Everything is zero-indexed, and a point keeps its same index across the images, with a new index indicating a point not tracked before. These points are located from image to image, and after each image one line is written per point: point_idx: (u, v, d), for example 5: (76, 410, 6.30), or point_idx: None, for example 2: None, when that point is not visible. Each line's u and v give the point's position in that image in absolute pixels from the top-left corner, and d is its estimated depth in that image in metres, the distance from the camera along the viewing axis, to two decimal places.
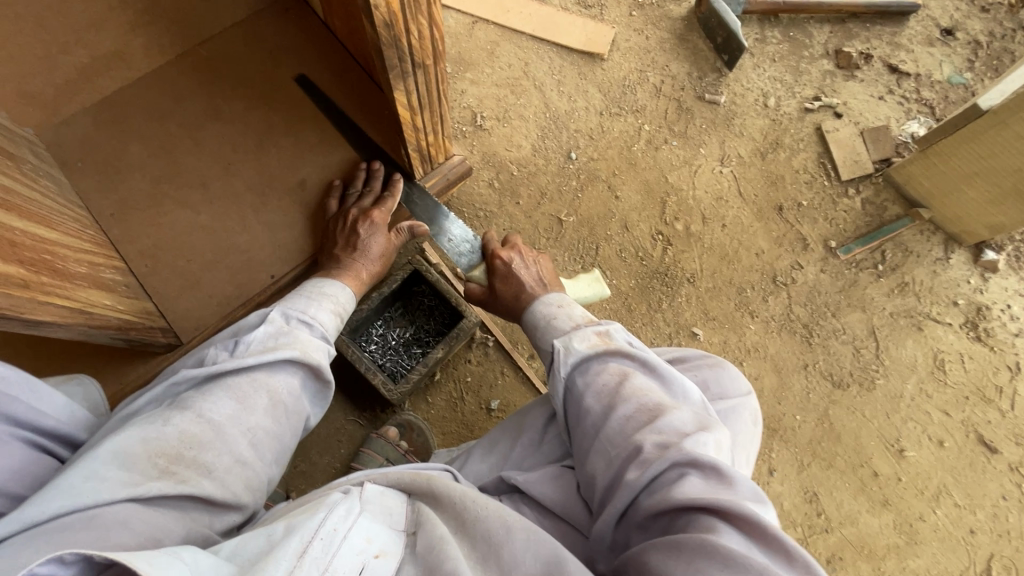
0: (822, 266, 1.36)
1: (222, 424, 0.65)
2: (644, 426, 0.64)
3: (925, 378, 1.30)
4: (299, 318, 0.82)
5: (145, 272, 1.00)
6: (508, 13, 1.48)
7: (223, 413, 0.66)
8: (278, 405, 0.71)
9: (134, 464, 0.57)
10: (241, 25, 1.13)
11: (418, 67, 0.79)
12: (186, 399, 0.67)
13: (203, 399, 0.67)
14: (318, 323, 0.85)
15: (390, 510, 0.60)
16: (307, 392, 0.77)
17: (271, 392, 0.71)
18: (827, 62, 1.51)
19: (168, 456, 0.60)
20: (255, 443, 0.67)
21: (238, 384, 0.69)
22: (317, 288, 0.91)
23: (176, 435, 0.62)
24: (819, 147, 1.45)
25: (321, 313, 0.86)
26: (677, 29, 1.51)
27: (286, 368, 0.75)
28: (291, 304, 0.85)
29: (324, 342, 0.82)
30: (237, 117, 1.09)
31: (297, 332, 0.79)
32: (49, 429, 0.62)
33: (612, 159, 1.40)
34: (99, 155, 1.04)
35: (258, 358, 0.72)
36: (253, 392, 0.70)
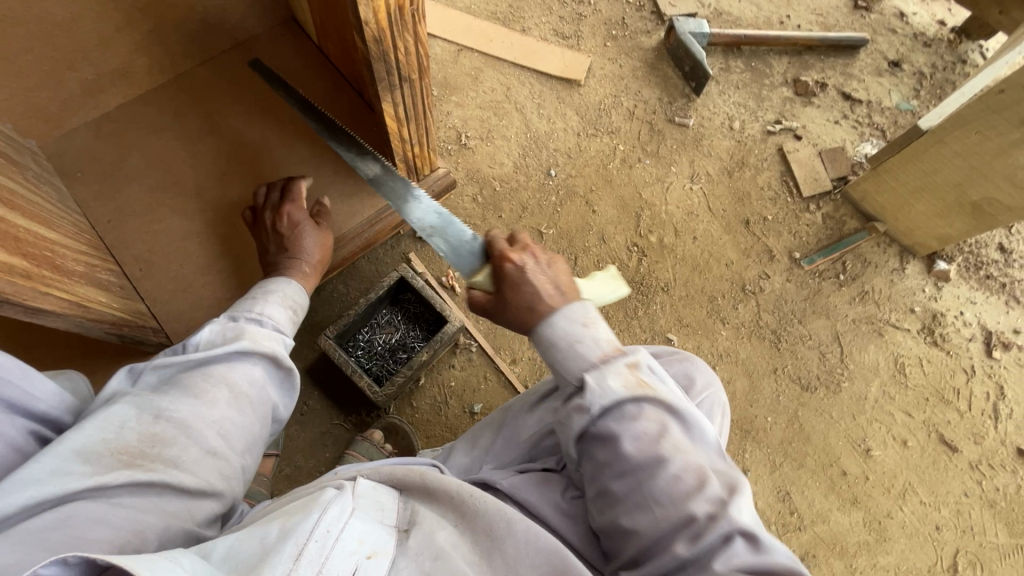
0: (788, 276, 1.44)
1: (184, 418, 0.67)
2: (693, 490, 0.60)
3: (887, 380, 1.37)
4: (248, 316, 0.83)
5: (139, 276, 1.04)
6: (491, 42, 1.58)
7: (184, 408, 0.68)
8: (240, 396, 0.74)
9: (98, 460, 0.59)
10: (238, 48, 1.22)
11: (404, 81, 0.86)
12: (147, 398, 0.68)
13: (162, 396, 0.68)
14: (268, 319, 0.85)
15: (382, 508, 0.64)
16: (270, 383, 0.80)
17: (232, 384, 0.73)
18: (786, 89, 1.64)
19: (133, 451, 0.62)
20: (221, 433, 0.70)
21: (196, 380, 0.71)
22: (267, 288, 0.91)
23: (136, 432, 0.63)
24: (782, 166, 1.55)
25: (270, 308, 0.87)
26: (648, 58, 1.63)
27: (242, 361, 0.77)
28: (240, 306, 0.85)
29: (278, 335, 0.85)
30: (232, 132, 1.15)
31: (247, 328, 0.80)
32: (37, 413, 0.64)
33: (590, 177, 1.49)
34: (97, 165, 1.09)
35: (209, 354, 0.74)
36: (212, 386, 0.72)
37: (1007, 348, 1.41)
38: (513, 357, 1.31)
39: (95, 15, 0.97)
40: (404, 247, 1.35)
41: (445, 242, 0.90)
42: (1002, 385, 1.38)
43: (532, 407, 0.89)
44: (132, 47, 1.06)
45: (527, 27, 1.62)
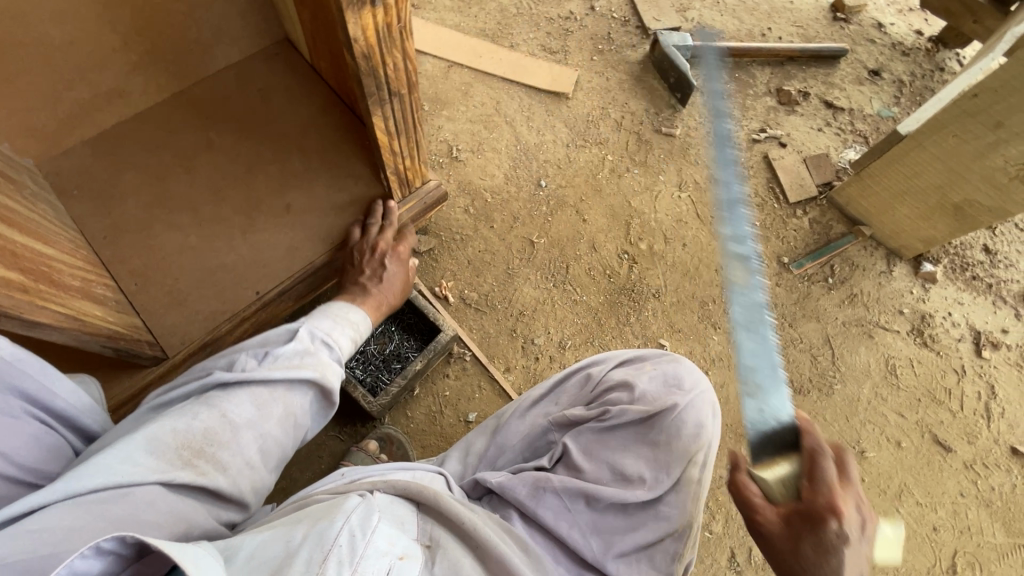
0: (777, 280, 1.46)
1: (241, 428, 0.71)
2: None
3: (879, 382, 1.38)
4: (322, 340, 0.87)
5: (134, 290, 1.04)
6: (481, 58, 1.62)
7: (244, 418, 0.72)
8: (291, 418, 0.77)
9: (161, 454, 0.64)
10: (233, 68, 1.24)
11: (394, 96, 0.88)
12: (214, 399, 0.73)
13: (228, 399, 0.73)
14: (336, 345, 0.89)
15: (401, 520, 0.66)
16: (316, 410, 0.83)
17: (288, 406, 0.77)
18: (770, 99, 1.67)
19: (192, 449, 0.67)
20: (265, 449, 0.74)
21: (261, 393, 0.75)
22: (337, 310, 0.95)
23: (200, 431, 0.68)
24: (767, 173, 1.58)
25: (341, 336, 0.91)
26: (634, 71, 1.67)
27: (305, 385, 0.80)
28: (318, 324, 0.89)
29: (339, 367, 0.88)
30: (227, 149, 1.17)
31: (319, 355, 0.84)
32: (55, 408, 0.68)
33: (579, 187, 1.51)
34: (94, 182, 1.11)
35: (282, 373, 0.77)
36: (273, 404, 0.75)
37: (996, 348, 1.42)
38: (507, 366, 1.32)
39: (93, 37, 0.99)
40: None
41: (772, 428, 0.68)
42: (993, 384, 1.39)
43: (526, 412, 0.95)
44: (129, 68, 1.09)
45: (515, 43, 1.66)
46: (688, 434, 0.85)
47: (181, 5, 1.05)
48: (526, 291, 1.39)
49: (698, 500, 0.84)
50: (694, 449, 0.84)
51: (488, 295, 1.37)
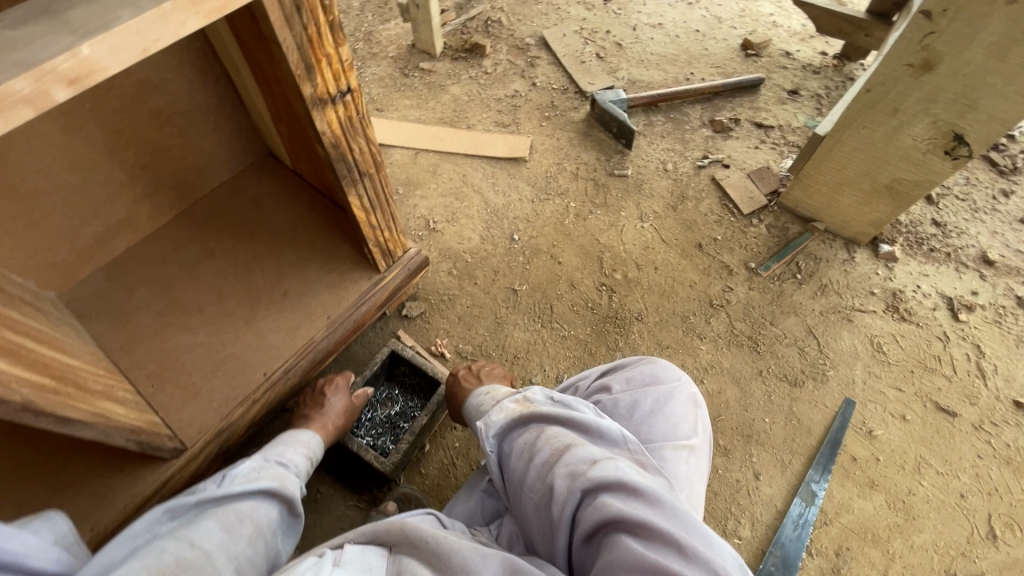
0: (749, 285, 1.55)
1: (211, 550, 0.74)
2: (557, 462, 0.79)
3: (869, 361, 1.43)
4: (276, 459, 1.00)
5: (151, 392, 1.13)
6: (442, 140, 1.82)
7: (213, 541, 0.75)
8: (259, 531, 0.83)
9: None
10: (226, 183, 1.41)
11: (364, 176, 1.03)
12: (177, 533, 0.75)
13: (194, 530, 0.77)
14: (291, 464, 1.01)
15: (367, 565, 0.69)
16: (281, 526, 0.89)
17: (253, 519, 0.84)
18: (706, 130, 1.86)
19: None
20: (239, 569, 0.76)
21: (225, 513, 0.82)
22: (290, 435, 1.08)
23: (171, 560, 0.69)
24: (718, 193, 1.72)
25: (295, 454, 1.03)
26: (580, 128, 1.86)
27: (265, 498, 0.89)
28: (275, 450, 1.02)
29: (297, 479, 0.99)
30: (225, 254, 1.31)
31: (274, 470, 0.96)
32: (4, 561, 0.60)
33: (550, 235, 1.64)
34: (109, 303, 1.22)
35: (242, 488, 0.88)
36: (239, 521, 0.82)
37: (972, 310, 1.48)
38: None
39: (104, 177, 1.15)
40: (394, 326, 1.47)
41: None
42: (978, 344, 1.44)
43: None
44: (135, 198, 1.24)
45: (471, 123, 1.87)
46: (659, 432, 0.90)
47: (178, 138, 1.23)
48: (518, 335, 1.47)
49: (685, 491, 0.86)
50: (667, 446, 0.89)
51: (481, 345, 1.45)
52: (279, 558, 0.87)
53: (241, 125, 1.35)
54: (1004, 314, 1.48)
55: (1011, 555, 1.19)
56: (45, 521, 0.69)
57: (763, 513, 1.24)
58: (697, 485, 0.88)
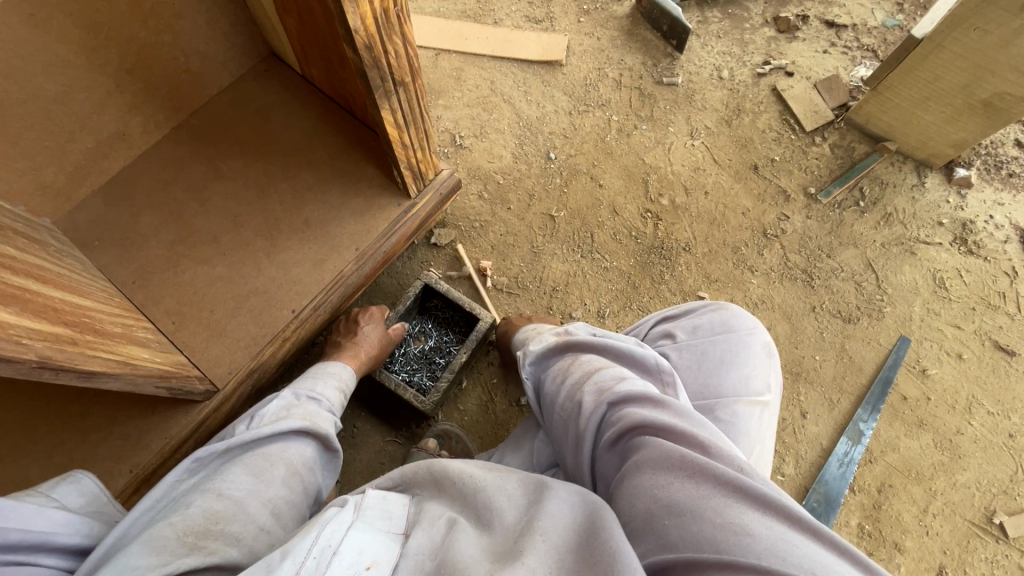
0: (807, 213, 1.42)
1: (242, 499, 0.70)
2: (587, 382, 0.79)
3: (929, 297, 1.34)
4: (307, 395, 0.92)
5: (173, 330, 1.05)
6: (466, 39, 1.58)
7: (244, 489, 0.72)
8: (295, 473, 0.78)
9: (162, 547, 0.60)
10: (226, 91, 1.22)
11: (399, 85, 0.86)
12: (206, 484, 0.72)
13: (222, 479, 0.72)
14: (323, 398, 0.93)
15: (390, 514, 0.60)
16: (318, 464, 0.84)
17: (286, 463, 0.78)
18: (768, 29, 1.61)
19: (195, 533, 0.63)
20: (277, 513, 0.73)
21: (254, 461, 0.76)
22: (319, 369, 1.00)
23: (200, 515, 0.66)
24: (779, 106, 1.53)
25: (326, 388, 0.95)
26: (624, 25, 1.62)
27: (299, 438, 0.83)
28: (305, 384, 0.94)
29: (331, 414, 0.91)
30: (236, 175, 1.16)
31: (305, 407, 0.88)
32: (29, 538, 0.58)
33: (589, 153, 1.48)
34: (112, 231, 1.10)
35: (271, 430, 0.80)
36: (271, 466, 0.77)
37: None
38: None
39: (87, 84, 0.98)
40: (424, 256, 1.36)
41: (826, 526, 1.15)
42: None
43: None
44: (125, 109, 1.07)
45: (498, 18, 1.62)
46: (731, 386, 0.83)
47: (166, 35, 1.03)
48: (556, 266, 1.37)
49: (755, 448, 0.81)
50: (740, 401, 0.82)
51: (518, 276, 1.36)
52: (319, 494, 0.84)
53: (238, 19, 1.14)
54: None
55: None
56: (74, 482, 0.68)
57: (807, 450, 1.22)
58: (767, 442, 0.83)
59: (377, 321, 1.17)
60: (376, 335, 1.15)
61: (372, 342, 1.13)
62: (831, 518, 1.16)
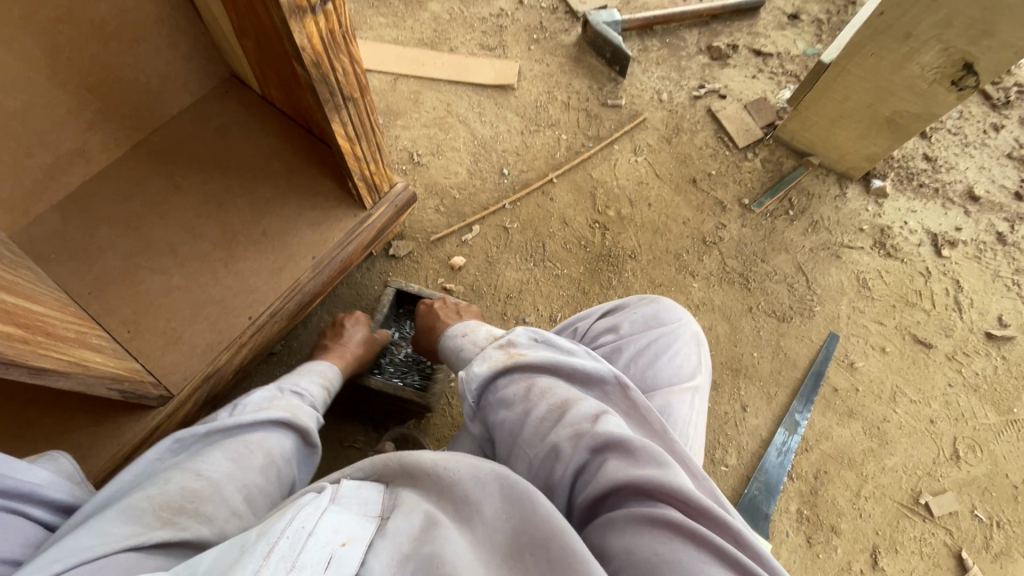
0: (742, 222, 1.53)
1: (219, 480, 0.72)
2: (537, 395, 0.72)
3: (854, 297, 1.46)
4: (289, 390, 0.94)
5: (129, 339, 1.07)
6: (423, 65, 1.67)
7: (222, 471, 0.73)
8: (271, 462, 0.79)
9: (137, 519, 0.63)
10: (187, 111, 1.27)
11: (348, 101, 0.93)
12: (183, 463, 0.73)
13: (201, 459, 0.74)
14: (305, 395, 0.96)
15: (364, 499, 0.57)
16: (296, 455, 0.86)
17: (264, 450, 0.80)
18: (703, 57, 1.76)
19: (170, 508, 0.66)
20: (250, 499, 0.74)
21: (235, 445, 0.78)
22: (305, 367, 1.03)
23: (177, 491, 0.68)
24: (714, 126, 1.66)
25: (309, 384, 0.98)
26: (571, 53, 1.74)
27: (279, 429, 0.84)
28: (290, 381, 0.97)
29: (312, 410, 0.93)
30: (195, 189, 1.20)
31: (288, 401, 0.90)
32: (16, 488, 0.62)
33: (540, 169, 1.57)
34: (69, 243, 1.12)
35: (254, 419, 0.82)
36: (250, 451, 0.78)
37: (954, 246, 1.51)
38: None
39: (48, 102, 1.02)
40: (382, 267, 1.41)
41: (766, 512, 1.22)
42: (958, 279, 1.48)
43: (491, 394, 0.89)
44: (85, 127, 1.11)
45: (454, 46, 1.72)
46: (665, 376, 0.87)
47: (126, 56, 1.08)
48: (509, 275, 1.43)
49: (689, 433, 0.85)
50: (674, 390, 0.86)
51: (473, 285, 1.42)
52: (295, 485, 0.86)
53: (198, 42, 1.20)
54: (984, 250, 1.51)
55: (970, 473, 1.29)
56: (52, 458, 0.70)
57: (748, 442, 1.29)
58: (699, 427, 0.87)
59: (359, 322, 1.20)
60: (360, 334, 1.18)
61: (358, 341, 1.16)
62: (771, 505, 1.22)
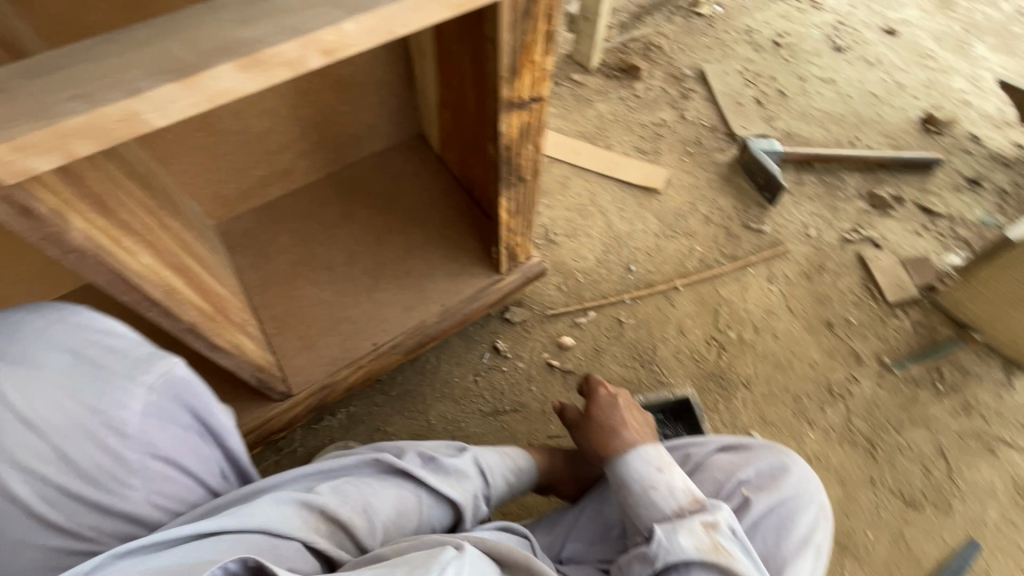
0: (878, 381, 1.40)
1: (375, 526, 0.76)
2: None
3: (1008, 505, 1.25)
4: (479, 468, 0.93)
5: (273, 333, 1.21)
6: (579, 154, 1.80)
7: (384, 518, 0.77)
8: (419, 531, 0.81)
9: (307, 518, 0.70)
10: (376, 156, 1.48)
11: (519, 182, 1.03)
12: (366, 486, 0.79)
13: (381, 496, 0.78)
14: (488, 479, 0.93)
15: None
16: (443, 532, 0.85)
17: (421, 518, 0.81)
18: (862, 202, 1.71)
19: (330, 525, 0.72)
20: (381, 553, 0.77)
21: (409, 499, 0.81)
22: (506, 450, 1.01)
23: (346, 514, 0.74)
24: (863, 273, 1.58)
25: (498, 472, 0.95)
26: (722, 172, 1.78)
27: (445, 505, 0.84)
28: (487, 454, 0.96)
29: (481, 500, 0.91)
30: (363, 221, 1.37)
31: (469, 480, 0.89)
32: (216, 428, 0.71)
33: (667, 274, 1.58)
34: (255, 241, 1.32)
35: (437, 486, 0.83)
36: (412, 515, 0.80)
37: None
38: None
39: (282, 129, 1.24)
40: (494, 327, 1.47)
41: None
42: None
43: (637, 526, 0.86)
44: (300, 153, 1.33)
45: (611, 144, 1.84)
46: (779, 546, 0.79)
47: (349, 105, 1.30)
48: (613, 368, 1.43)
49: None
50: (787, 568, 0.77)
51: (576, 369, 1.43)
52: None
53: (404, 104, 1.41)
54: None
55: None
56: None
57: None
58: None
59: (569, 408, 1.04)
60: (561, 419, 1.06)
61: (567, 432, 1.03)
62: None
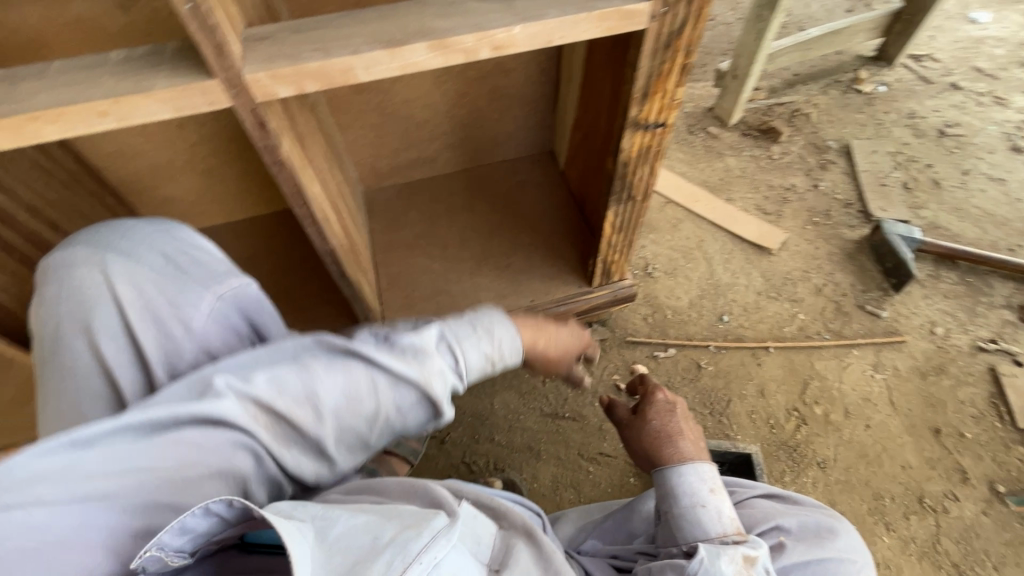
0: (984, 508, 1.27)
1: (323, 408, 0.63)
2: None
3: None
4: (448, 344, 0.71)
5: (385, 289, 1.40)
6: (697, 201, 1.83)
7: (330, 400, 0.63)
8: (382, 416, 0.66)
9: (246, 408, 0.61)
10: (507, 161, 1.65)
11: (627, 201, 1.11)
12: (306, 365, 0.64)
13: (322, 375, 0.63)
14: (460, 356, 0.71)
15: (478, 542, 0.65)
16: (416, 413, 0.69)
17: (379, 403, 0.65)
18: (1008, 312, 1.53)
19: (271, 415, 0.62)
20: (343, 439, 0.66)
21: (356, 378, 0.64)
22: (480, 320, 0.73)
23: (283, 401, 0.61)
24: (991, 388, 1.42)
25: (472, 349, 0.71)
26: (847, 248, 1.70)
27: (406, 385, 0.67)
28: (456, 328, 0.72)
29: (460, 381, 0.72)
30: (481, 213, 1.53)
31: (433, 357, 0.68)
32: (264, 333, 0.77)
33: (761, 333, 1.54)
34: (389, 210, 1.54)
35: (385, 364, 0.65)
36: (364, 392, 0.64)
37: None
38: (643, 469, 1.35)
39: (437, 122, 1.45)
40: None
41: None
42: None
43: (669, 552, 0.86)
44: (445, 145, 1.53)
45: (732, 197, 1.85)
46: None
47: (497, 113, 1.49)
48: None
49: None
50: None
51: None
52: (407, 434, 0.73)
53: (543, 120, 1.56)
54: None
55: None
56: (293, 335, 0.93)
57: None
58: None
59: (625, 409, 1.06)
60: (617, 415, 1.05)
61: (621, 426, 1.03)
62: None
